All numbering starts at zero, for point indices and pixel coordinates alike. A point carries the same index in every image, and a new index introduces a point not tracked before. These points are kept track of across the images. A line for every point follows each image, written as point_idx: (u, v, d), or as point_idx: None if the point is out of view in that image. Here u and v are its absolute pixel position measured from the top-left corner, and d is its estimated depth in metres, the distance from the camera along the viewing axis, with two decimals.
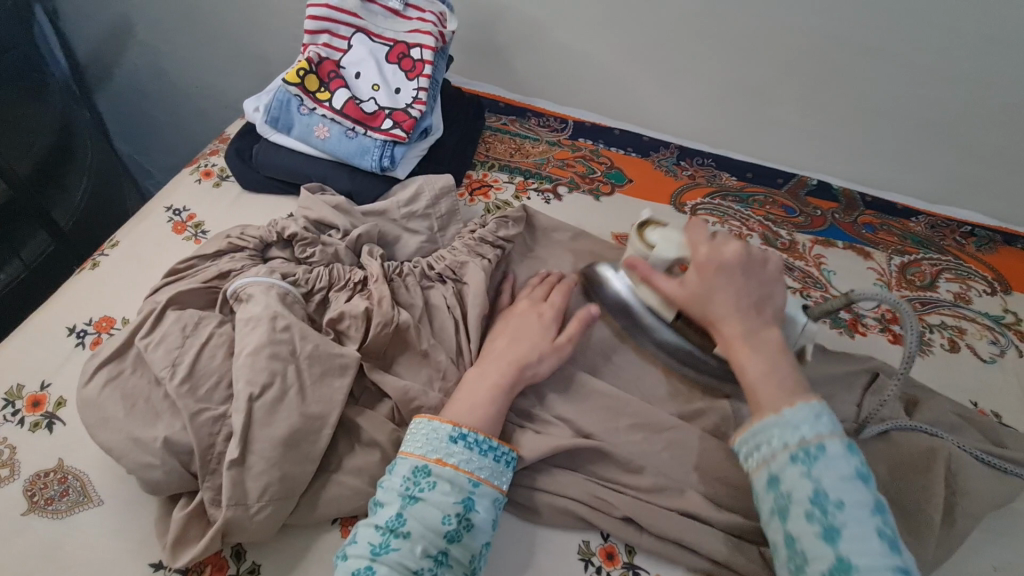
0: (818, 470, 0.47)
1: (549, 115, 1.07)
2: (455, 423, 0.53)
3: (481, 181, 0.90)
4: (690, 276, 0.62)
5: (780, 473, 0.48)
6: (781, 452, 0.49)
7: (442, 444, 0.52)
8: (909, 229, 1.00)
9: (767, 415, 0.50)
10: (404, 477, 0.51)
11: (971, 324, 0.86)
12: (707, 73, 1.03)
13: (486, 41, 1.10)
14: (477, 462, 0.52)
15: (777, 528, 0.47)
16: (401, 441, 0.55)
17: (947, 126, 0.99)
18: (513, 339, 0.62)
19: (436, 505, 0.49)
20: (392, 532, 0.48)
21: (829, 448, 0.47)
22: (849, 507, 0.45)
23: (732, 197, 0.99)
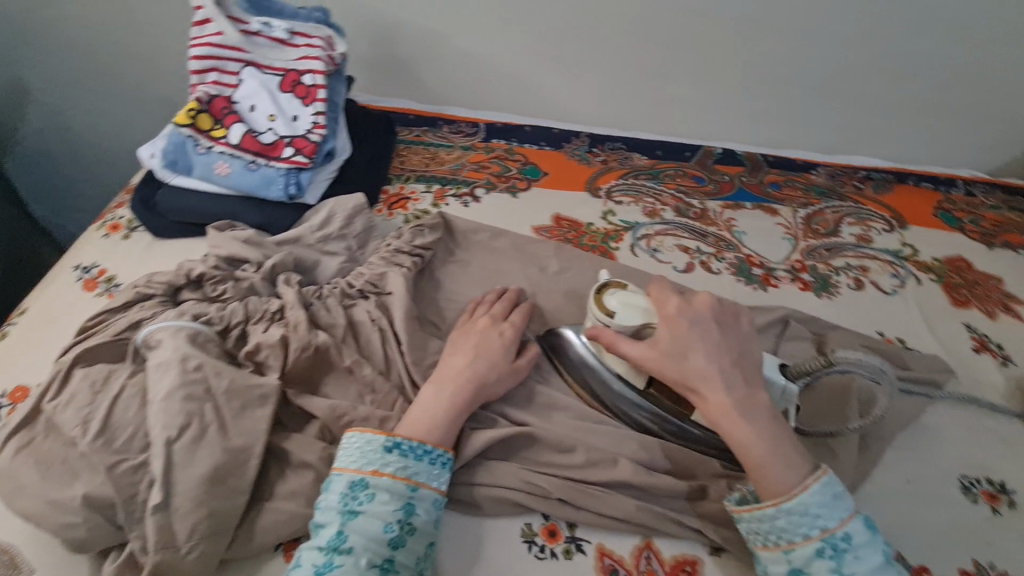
0: (847, 564, 0.49)
1: (460, 121, 1.09)
2: (388, 433, 0.55)
3: (398, 194, 0.91)
4: (661, 337, 0.60)
5: (807, 566, 0.50)
6: (807, 543, 0.50)
7: (377, 456, 0.53)
8: (811, 181, 1.07)
9: (781, 498, 0.52)
10: (341, 493, 0.51)
11: (874, 262, 0.93)
12: (604, 61, 1.08)
13: (390, 57, 1.11)
14: (414, 468, 0.53)
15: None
16: (334, 459, 0.55)
17: (828, 82, 1.07)
18: (471, 357, 0.63)
19: (376, 515, 0.50)
20: (335, 549, 0.48)
21: (853, 537, 0.50)
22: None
23: (644, 174, 1.03)
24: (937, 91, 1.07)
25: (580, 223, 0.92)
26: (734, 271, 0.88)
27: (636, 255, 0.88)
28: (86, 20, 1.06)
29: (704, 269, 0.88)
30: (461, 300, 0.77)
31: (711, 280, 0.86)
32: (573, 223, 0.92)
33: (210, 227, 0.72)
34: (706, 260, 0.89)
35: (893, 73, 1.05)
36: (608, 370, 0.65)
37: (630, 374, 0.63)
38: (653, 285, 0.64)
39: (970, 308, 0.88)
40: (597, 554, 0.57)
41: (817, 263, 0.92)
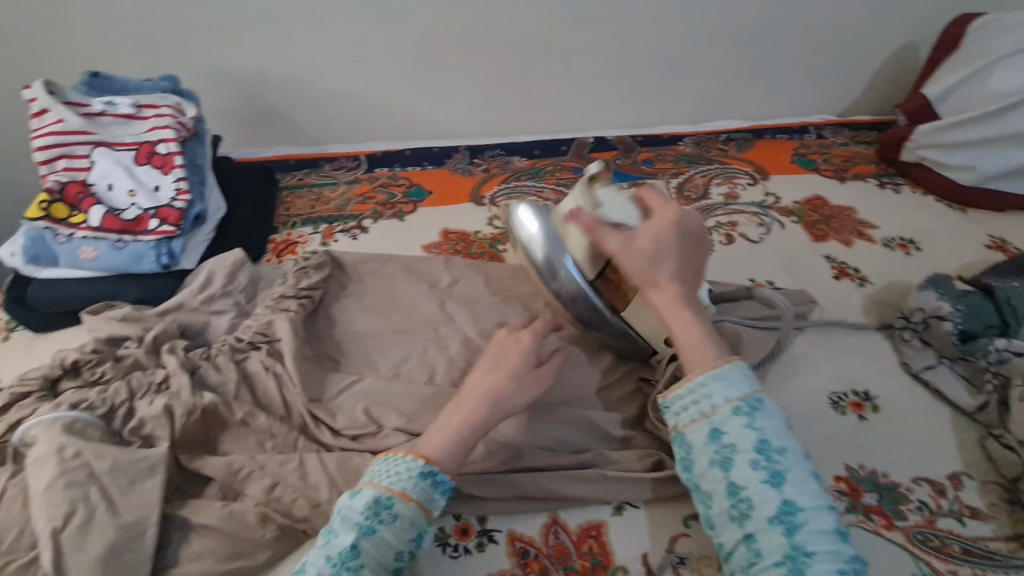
0: (758, 422, 0.54)
1: (341, 157, 1.11)
2: (426, 459, 0.55)
3: (286, 241, 0.93)
4: (638, 242, 0.61)
5: (722, 426, 0.54)
6: (725, 406, 0.55)
7: (408, 481, 0.54)
8: (679, 152, 1.15)
9: (709, 368, 0.57)
10: (365, 509, 0.52)
11: (741, 216, 1.01)
12: (467, 76, 1.13)
13: (260, 109, 1.13)
14: (435, 501, 0.55)
15: (722, 476, 0.53)
16: (370, 470, 0.56)
17: (673, 59, 1.16)
18: (494, 372, 0.62)
19: (392, 541, 0.52)
20: (348, 563, 0.50)
21: (764, 402, 0.55)
22: (787, 453, 0.53)
23: (524, 175, 1.08)
24: (768, 49, 1.18)
25: (467, 233, 0.96)
26: None
27: None
28: None
29: None
30: (357, 331, 0.79)
31: None
32: (461, 235, 0.96)
33: (86, 312, 0.72)
34: None
35: (726, 42, 1.16)
36: (567, 256, 0.69)
37: (587, 263, 0.68)
38: (646, 191, 0.66)
39: (829, 240, 0.97)
40: (509, 540, 0.60)
41: None
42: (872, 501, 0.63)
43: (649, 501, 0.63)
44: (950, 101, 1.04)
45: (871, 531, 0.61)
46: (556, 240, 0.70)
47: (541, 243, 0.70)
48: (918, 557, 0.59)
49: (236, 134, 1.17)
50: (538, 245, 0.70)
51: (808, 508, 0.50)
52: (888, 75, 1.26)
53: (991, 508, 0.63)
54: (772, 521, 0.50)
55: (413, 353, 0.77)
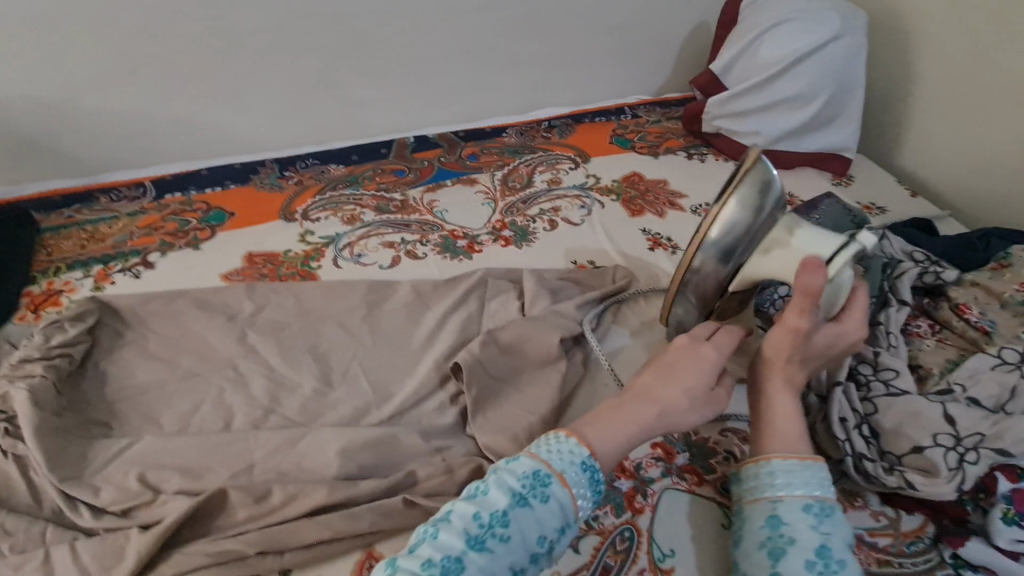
0: (826, 525, 0.49)
1: (123, 186, 0.97)
2: (591, 452, 0.51)
3: (47, 292, 0.79)
4: (814, 338, 0.59)
5: (788, 514, 0.50)
6: (796, 497, 0.51)
7: (573, 464, 0.50)
8: (503, 144, 1.14)
9: (791, 458, 0.54)
10: (523, 477, 0.48)
11: (564, 200, 1.02)
12: (264, 84, 1.04)
13: (9, 141, 0.95)
14: (589, 499, 0.50)
15: (769, 566, 0.48)
16: (538, 442, 0.52)
17: (483, 52, 1.16)
18: (667, 379, 0.58)
19: (539, 521, 0.46)
20: (491, 531, 0.45)
21: (838, 510, 0.51)
22: (849, 568, 0.47)
23: (342, 184, 1.02)
24: (574, 37, 1.22)
25: (276, 254, 0.88)
26: (440, 250, 0.91)
27: (340, 266, 0.87)
28: None
29: (410, 257, 0.89)
30: (133, 385, 0.68)
31: (418, 266, 0.88)
32: (268, 256, 0.87)
33: None
34: (411, 249, 0.91)
35: (532, 32, 1.18)
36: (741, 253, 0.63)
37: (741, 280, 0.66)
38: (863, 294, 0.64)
39: (644, 214, 1.01)
40: None
41: (516, 217, 0.98)
42: (685, 462, 0.66)
43: None
44: (733, 73, 1.13)
45: (684, 491, 0.63)
46: (757, 229, 0.63)
47: (750, 221, 0.62)
48: (725, 506, 0.62)
49: None
50: (743, 216, 0.61)
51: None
52: (688, 53, 1.35)
53: None
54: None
55: (204, 398, 0.68)
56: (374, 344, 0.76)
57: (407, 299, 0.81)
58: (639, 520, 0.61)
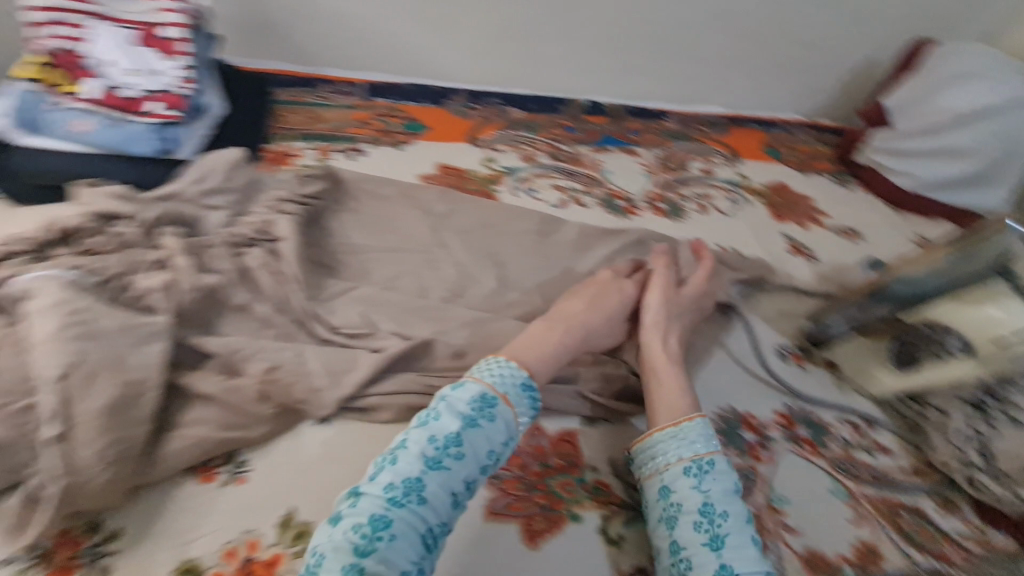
0: (706, 483, 0.58)
1: (340, 81, 1.10)
2: (525, 371, 0.60)
3: (281, 151, 0.91)
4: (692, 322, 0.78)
5: (674, 483, 0.59)
6: (677, 463, 0.60)
7: (512, 387, 0.57)
8: (664, 127, 1.22)
9: (668, 427, 0.63)
10: (469, 401, 0.55)
11: (716, 190, 1.09)
12: (475, 21, 1.14)
13: (256, 19, 1.09)
14: (527, 414, 0.58)
15: (667, 533, 0.56)
16: (476, 368, 0.59)
17: (672, 38, 1.22)
18: (590, 321, 0.72)
19: (488, 438, 0.54)
20: (446, 450, 0.52)
21: (715, 463, 0.59)
22: (729, 519, 0.55)
23: (520, 126, 1.12)
24: (756, 44, 1.26)
25: (463, 170, 0.99)
26: (602, 204, 1.00)
27: (516, 196, 0.97)
28: None
29: (577, 204, 0.98)
30: (351, 244, 0.81)
31: (582, 213, 0.97)
32: (457, 170, 0.99)
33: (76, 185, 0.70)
34: (577, 197, 1.00)
35: (718, 30, 1.23)
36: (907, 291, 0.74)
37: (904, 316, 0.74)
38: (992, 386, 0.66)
39: (787, 221, 1.07)
40: None
41: (671, 193, 1.06)
42: (804, 434, 0.73)
43: (614, 415, 0.72)
44: (903, 113, 1.18)
45: (802, 457, 0.71)
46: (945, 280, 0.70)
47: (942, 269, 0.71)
48: (836, 479, 0.69)
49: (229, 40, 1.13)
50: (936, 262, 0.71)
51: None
52: (855, 86, 1.38)
53: (898, 448, 0.75)
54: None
55: (406, 270, 0.80)
56: (544, 265, 0.86)
57: (574, 237, 0.90)
58: (760, 466, 0.68)
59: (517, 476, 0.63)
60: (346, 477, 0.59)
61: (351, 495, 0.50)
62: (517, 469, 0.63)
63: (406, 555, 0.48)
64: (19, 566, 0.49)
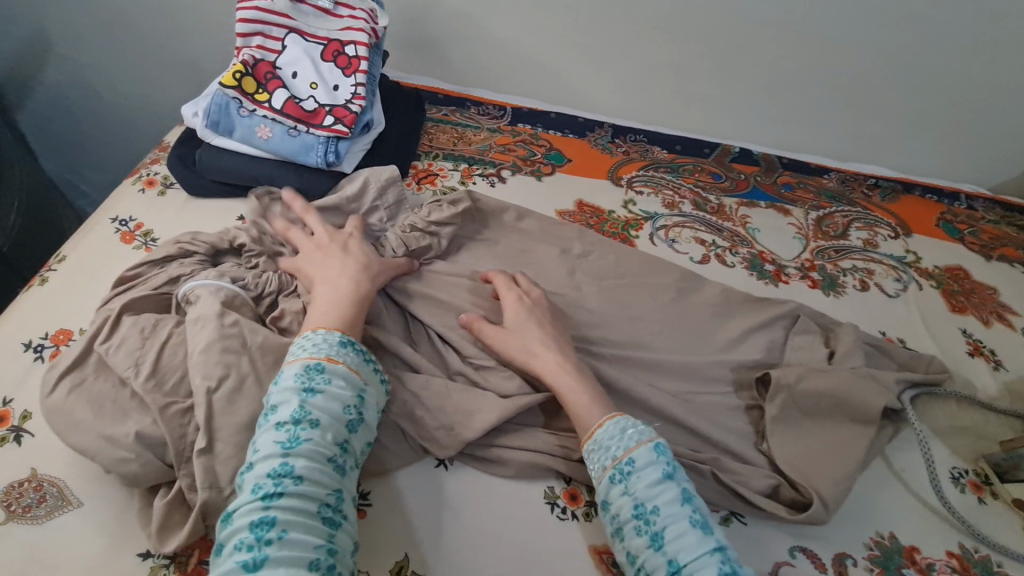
0: (631, 485, 0.53)
1: (487, 103, 1.11)
2: (339, 330, 0.56)
3: (427, 170, 0.93)
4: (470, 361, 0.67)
5: (607, 498, 0.55)
6: (600, 478, 0.56)
7: (333, 346, 0.54)
8: (822, 186, 1.11)
9: (591, 437, 0.58)
10: (295, 375, 0.51)
11: (879, 266, 0.97)
12: (630, 56, 1.10)
13: (417, 37, 1.13)
14: (363, 365, 0.56)
15: (618, 545, 0.53)
16: (290, 352, 0.55)
17: (846, 91, 1.10)
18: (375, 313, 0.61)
19: (335, 396, 0.51)
20: (299, 426, 0.48)
21: (636, 460, 0.54)
22: (662, 510, 0.51)
23: (663, 167, 1.06)
24: (948, 106, 1.10)
25: (602, 210, 0.95)
26: (747, 265, 0.92)
27: (655, 244, 0.92)
28: None
29: (718, 261, 0.91)
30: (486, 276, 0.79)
31: (723, 273, 0.90)
32: (595, 210, 0.95)
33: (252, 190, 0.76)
34: (720, 253, 0.93)
35: (907, 86, 1.08)
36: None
37: None
38: None
39: (967, 314, 0.92)
40: None
41: (826, 263, 0.95)
42: None
43: (754, 518, 0.63)
44: None
45: None
46: None
47: None
48: None
49: (394, 55, 1.18)
50: None
51: (692, 564, 0.48)
52: None
53: None
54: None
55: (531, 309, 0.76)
56: (682, 326, 0.79)
57: (716, 299, 0.82)
58: None
59: None
60: (470, 532, 0.57)
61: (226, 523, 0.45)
62: None
63: (307, 542, 0.43)
64: (157, 560, 0.51)
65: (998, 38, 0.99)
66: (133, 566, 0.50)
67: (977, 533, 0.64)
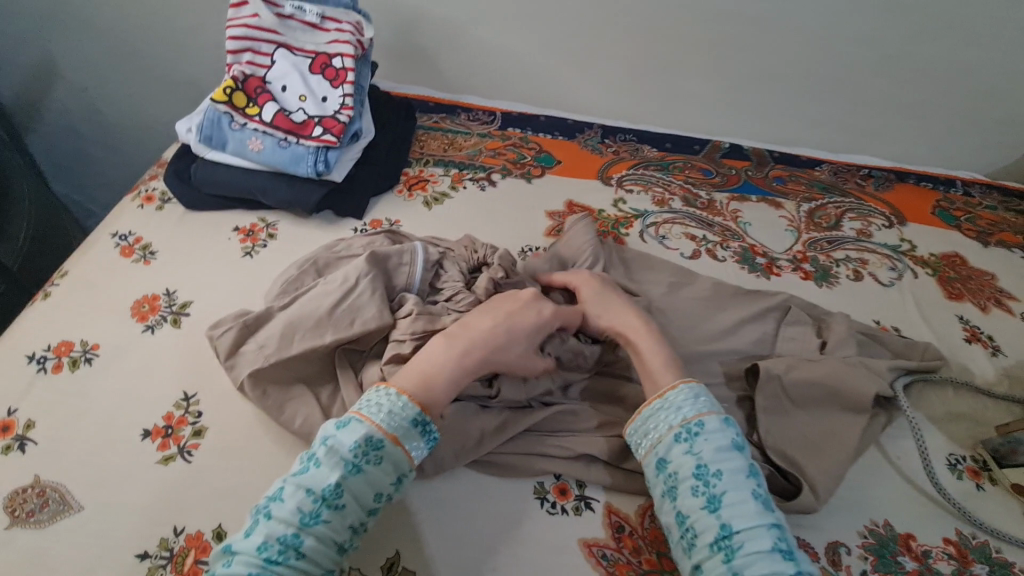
0: (698, 445, 0.54)
1: (478, 109, 1.13)
2: (423, 408, 0.55)
3: (418, 176, 0.94)
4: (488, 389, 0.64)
5: (667, 454, 0.55)
6: (665, 434, 0.56)
7: (404, 424, 0.54)
8: (815, 177, 1.11)
9: (654, 399, 0.59)
10: (354, 444, 0.51)
11: (873, 255, 0.96)
12: (617, 57, 1.11)
13: (407, 48, 1.15)
14: (422, 450, 0.55)
15: (669, 505, 0.54)
16: (366, 403, 0.54)
17: (834, 83, 1.10)
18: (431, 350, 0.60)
19: (374, 483, 0.51)
20: (326, 503, 0.49)
21: (705, 423, 0.55)
22: (725, 477, 0.52)
23: (654, 166, 1.07)
24: (939, 93, 1.10)
25: (592, 210, 0.96)
26: (739, 259, 0.92)
27: (646, 242, 0.92)
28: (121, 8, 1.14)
29: (709, 256, 0.92)
30: None
31: (715, 268, 0.90)
32: (585, 210, 0.96)
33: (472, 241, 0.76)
34: (711, 248, 0.93)
35: (895, 75, 1.08)
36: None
37: None
38: None
39: (963, 300, 0.91)
40: (605, 512, 0.61)
41: (819, 254, 0.95)
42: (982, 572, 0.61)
43: None
44: None
45: None
46: None
47: None
48: None
49: (385, 66, 1.20)
50: None
51: (745, 532, 0.49)
52: None
53: None
54: (712, 550, 0.49)
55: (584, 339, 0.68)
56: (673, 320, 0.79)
57: (707, 292, 0.82)
58: None
59: (629, 561, 0.57)
60: (458, 527, 0.58)
61: (226, 555, 0.47)
62: (630, 553, 0.58)
63: None
64: (155, 561, 0.52)
65: (985, 23, 0.99)
66: (131, 567, 0.51)
67: (974, 519, 0.63)
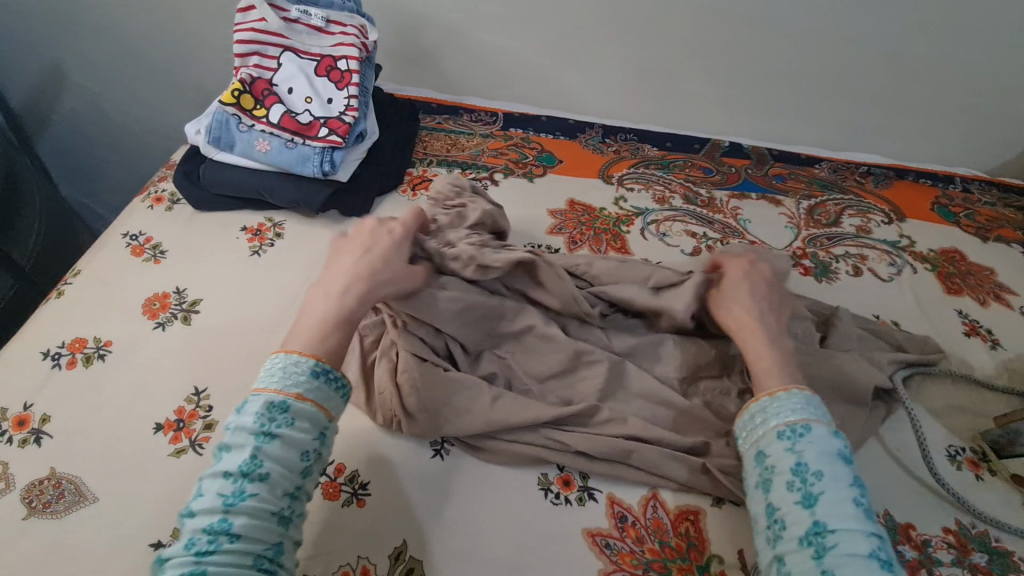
0: (800, 445, 0.55)
1: (480, 110, 1.15)
2: (318, 357, 0.56)
3: (422, 176, 0.95)
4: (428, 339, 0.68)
5: (767, 449, 0.57)
6: (770, 428, 0.58)
7: (301, 381, 0.55)
8: (814, 175, 1.12)
9: (763, 395, 0.61)
10: (257, 416, 0.52)
11: (872, 251, 0.97)
12: (617, 58, 1.12)
13: (410, 50, 1.17)
14: (332, 398, 0.56)
15: (762, 497, 0.55)
16: (259, 379, 0.55)
17: (833, 80, 1.11)
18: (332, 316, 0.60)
19: (291, 443, 0.52)
20: (246, 478, 0.49)
21: (812, 428, 0.56)
22: (825, 478, 0.52)
23: (654, 164, 1.09)
24: (937, 91, 1.11)
25: (593, 208, 0.97)
26: None
27: (646, 239, 0.93)
28: (129, 15, 1.16)
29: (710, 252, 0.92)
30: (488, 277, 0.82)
31: None
32: (587, 207, 0.97)
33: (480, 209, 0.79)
34: (712, 245, 0.94)
35: (893, 74, 1.09)
36: None
37: None
38: None
39: (963, 295, 0.92)
40: (608, 502, 0.62)
41: (818, 250, 0.96)
42: (981, 561, 0.61)
43: None
44: None
45: None
46: None
47: None
48: None
49: (388, 68, 1.22)
50: None
51: (840, 533, 0.49)
52: None
53: None
54: (800, 544, 0.50)
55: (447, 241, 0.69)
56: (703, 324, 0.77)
57: None
58: None
59: (633, 550, 0.58)
60: (463, 519, 0.59)
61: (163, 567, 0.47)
62: (633, 542, 0.59)
63: None
64: None
65: (983, 22, 1.00)
66: (145, 556, 0.53)
67: (974, 509, 0.64)
